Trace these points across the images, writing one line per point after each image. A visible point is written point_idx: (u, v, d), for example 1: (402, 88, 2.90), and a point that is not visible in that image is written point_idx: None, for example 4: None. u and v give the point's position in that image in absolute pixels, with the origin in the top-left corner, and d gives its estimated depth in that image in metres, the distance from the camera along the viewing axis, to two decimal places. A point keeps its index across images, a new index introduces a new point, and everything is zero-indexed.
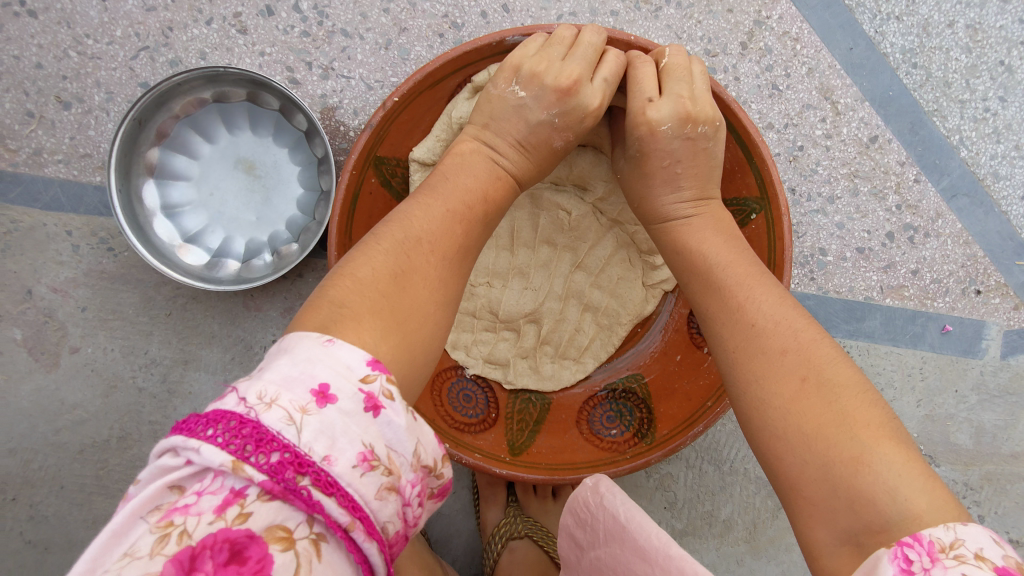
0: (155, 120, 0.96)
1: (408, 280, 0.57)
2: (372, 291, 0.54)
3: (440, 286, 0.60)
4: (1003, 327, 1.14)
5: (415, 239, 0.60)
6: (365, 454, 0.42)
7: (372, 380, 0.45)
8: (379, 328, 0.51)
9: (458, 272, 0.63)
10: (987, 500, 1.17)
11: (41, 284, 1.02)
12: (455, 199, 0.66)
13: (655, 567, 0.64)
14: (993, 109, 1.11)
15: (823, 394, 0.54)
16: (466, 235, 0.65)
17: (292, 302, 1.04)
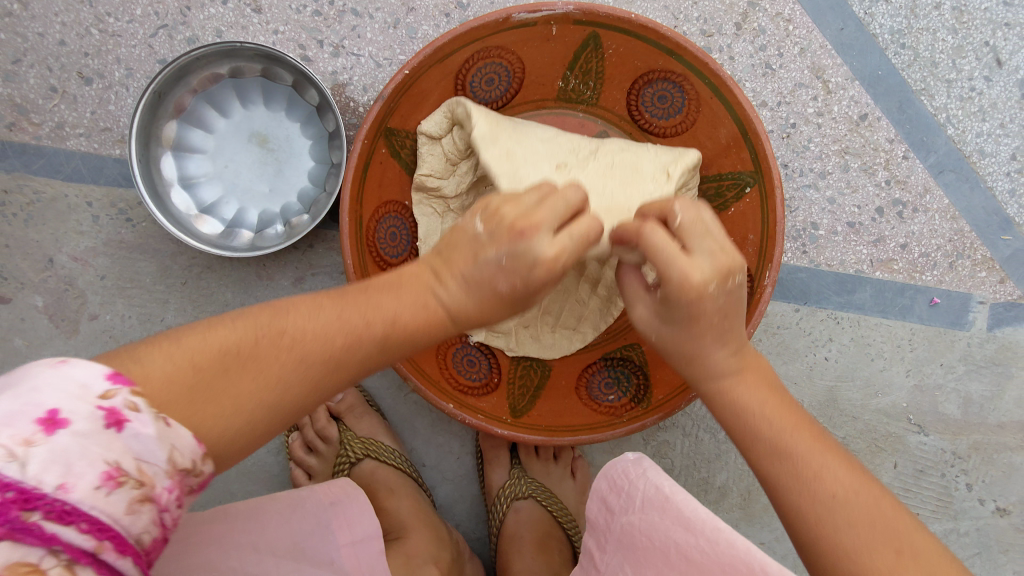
0: (173, 94, 1.00)
1: (253, 367, 0.56)
2: (199, 357, 0.54)
3: (283, 386, 0.57)
4: (990, 300, 1.18)
5: (287, 331, 0.57)
6: (108, 472, 0.45)
7: (112, 395, 0.48)
8: (180, 397, 0.52)
9: (319, 387, 0.59)
10: (976, 469, 1.20)
11: (63, 253, 1.07)
12: (358, 307, 0.60)
13: (700, 539, 0.68)
14: (978, 89, 1.15)
15: (902, 554, 0.57)
16: (354, 356, 0.59)
17: (303, 271, 1.08)
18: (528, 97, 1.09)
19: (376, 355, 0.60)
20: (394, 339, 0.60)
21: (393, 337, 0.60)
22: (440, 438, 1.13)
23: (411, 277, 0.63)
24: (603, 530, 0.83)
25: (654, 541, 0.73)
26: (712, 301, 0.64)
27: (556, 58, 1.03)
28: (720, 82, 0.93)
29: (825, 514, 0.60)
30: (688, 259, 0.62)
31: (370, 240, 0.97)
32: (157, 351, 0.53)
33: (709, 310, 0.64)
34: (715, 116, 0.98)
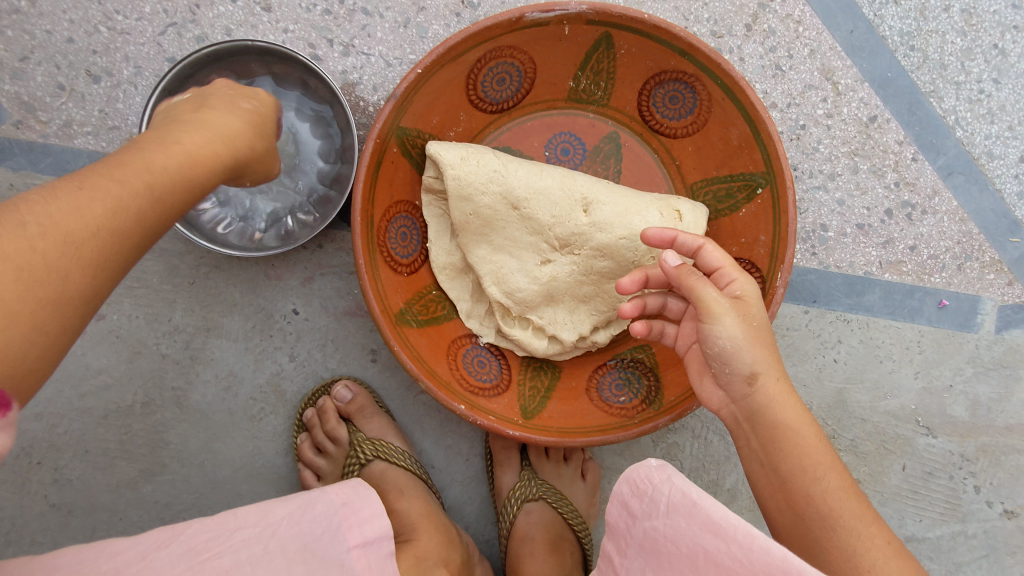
0: (183, 93, 0.99)
1: (40, 270, 0.52)
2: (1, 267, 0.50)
3: (60, 275, 0.53)
4: (998, 302, 1.18)
5: (58, 218, 0.54)
6: None
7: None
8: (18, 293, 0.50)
9: (108, 260, 0.57)
10: (984, 471, 1.20)
11: None
12: (105, 176, 0.58)
13: (735, 546, 0.67)
14: (987, 91, 1.15)
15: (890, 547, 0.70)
16: (132, 221, 0.59)
17: (312, 271, 1.08)
18: (539, 97, 1.08)
19: (155, 204, 0.61)
20: (160, 187, 0.61)
21: (172, 177, 0.62)
22: (449, 439, 1.12)
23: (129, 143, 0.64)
24: (624, 534, 0.84)
25: (681, 547, 0.73)
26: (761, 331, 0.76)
27: (568, 59, 1.03)
28: (732, 83, 0.93)
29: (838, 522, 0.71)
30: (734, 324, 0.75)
31: (381, 241, 0.97)
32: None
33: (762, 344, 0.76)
34: (726, 117, 0.98)
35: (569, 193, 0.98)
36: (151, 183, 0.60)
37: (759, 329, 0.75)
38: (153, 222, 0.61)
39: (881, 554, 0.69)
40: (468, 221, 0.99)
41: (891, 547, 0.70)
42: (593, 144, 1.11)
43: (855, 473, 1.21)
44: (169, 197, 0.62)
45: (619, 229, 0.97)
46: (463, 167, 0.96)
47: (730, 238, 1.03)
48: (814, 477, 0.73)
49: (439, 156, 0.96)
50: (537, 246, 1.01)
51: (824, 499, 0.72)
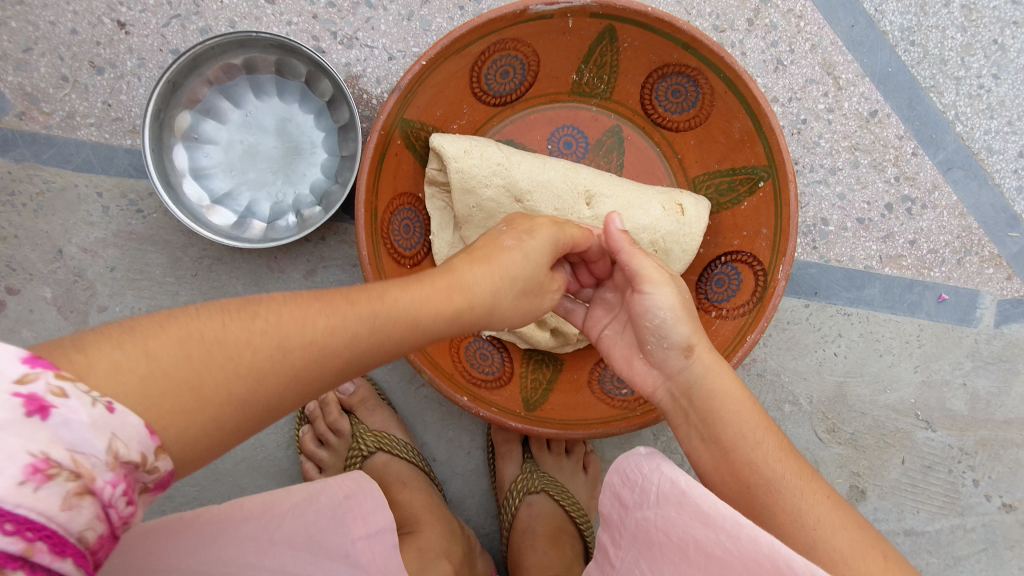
0: (187, 84, 0.99)
1: (238, 363, 0.51)
2: (153, 346, 0.48)
3: (258, 377, 0.52)
4: (997, 296, 1.19)
5: (285, 333, 0.54)
6: (35, 465, 0.40)
7: (32, 379, 0.41)
8: (132, 387, 0.46)
9: (304, 376, 0.55)
10: (983, 465, 1.21)
11: (72, 244, 1.06)
12: (343, 297, 0.59)
13: (721, 535, 0.66)
14: (987, 86, 1.16)
15: (836, 512, 0.66)
16: (340, 344, 0.56)
17: (315, 263, 1.08)
18: (542, 90, 1.08)
19: (372, 338, 0.58)
20: (385, 321, 0.59)
21: (431, 320, 0.62)
22: (451, 432, 1.12)
23: (437, 271, 0.66)
24: (617, 525, 0.84)
25: (674, 536, 0.73)
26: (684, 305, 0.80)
27: (571, 52, 1.03)
28: (735, 76, 0.93)
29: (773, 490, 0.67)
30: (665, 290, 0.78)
31: (385, 232, 0.97)
32: (106, 339, 0.47)
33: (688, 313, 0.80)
34: (728, 110, 0.98)
35: (572, 185, 0.98)
36: (374, 314, 0.59)
37: (686, 300, 0.79)
38: (357, 357, 0.58)
39: (820, 513, 0.66)
40: (472, 214, 0.99)
41: (832, 509, 0.66)
42: (595, 137, 1.12)
43: (855, 467, 1.21)
44: (397, 330, 0.60)
45: (622, 222, 0.97)
46: (466, 160, 0.97)
47: (732, 231, 1.04)
48: (752, 442, 0.70)
49: (443, 150, 0.96)
50: None
51: (764, 463, 0.69)
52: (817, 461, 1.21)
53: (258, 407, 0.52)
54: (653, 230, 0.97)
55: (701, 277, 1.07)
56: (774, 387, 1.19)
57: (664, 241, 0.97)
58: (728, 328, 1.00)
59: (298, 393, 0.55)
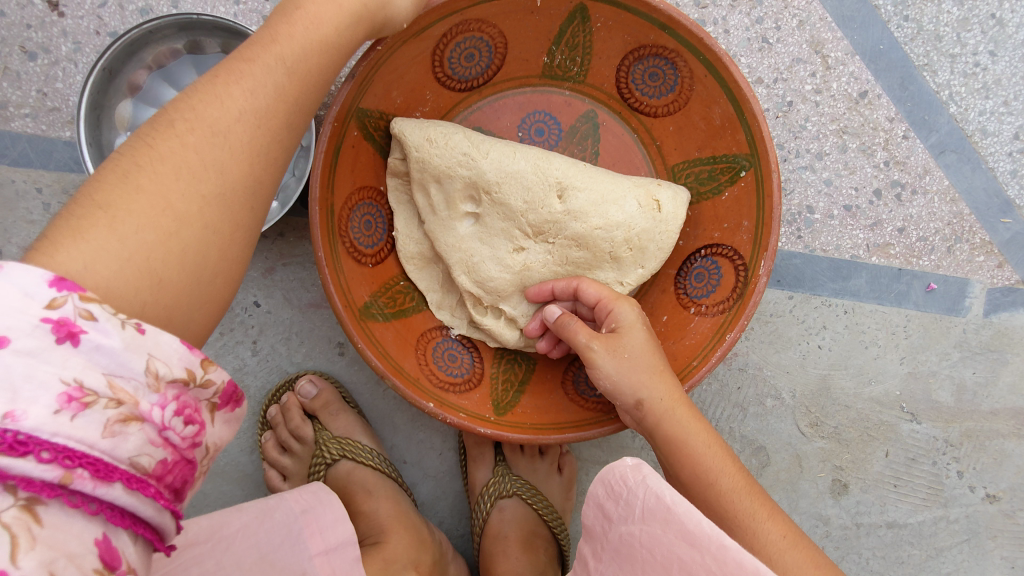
0: (126, 72, 0.92)
1: (195, 160, 0.52)
2: (112, 199, 0.48)
3: (219, 170, 0.53)
4: (987, 285, 1.14)
5: (216, 120, 0.54)
6: (69, 393, 0.40)
7: (61, 303, 0.41)
8: (112, 243, 0.46)
9: (260, 144, 0.56)
10: (967, 456, 1.18)
11: (12, 244, 0.99)
12: (240, 59, 0.57)
13: (705, 556, 0.64)
14: (983, 64, 1.10)
15: (785, 527, 0.74)
16: (267, 101, 0.57)
17: (273, 261, 1.02)
18: (511, 74, 1.01)
19: (294, 81, 0.59)
20: (291, 57, 0.59)
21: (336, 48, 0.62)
22: (421, 432, 1.08)
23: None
24: (599, 538, 0.80)
25: (657, 554, 0.69)
26: (647, 335, 0.85)
27: (541, 32, 0.96)
28: (715, 58, 0.87)
29: (734, 524, 0.74)
30: (620, 340, 0.83)
31: (342, 230, 0.90)
32: (64, 233, 0.45)
33: (647, 340, 0.84)
34: (708, 95, 0.92)
35: (543, 177, 0.92)
36: (286, 62, 0.58)
37: (634, 360, 0.82)
38: (288, 114, 0.59)
39: (775, 548, 0.72)
40: (435, 202, 0.95)
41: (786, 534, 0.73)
42: (569, 123, 1.05)
43: (838, 461, 1.18)
44: (314, 69, 0.60)
45: (594, 218, 0.92)
46: (429, 149, 0.92)
47: (712, 223, 0.98)
48: (709, 481, 0.77)
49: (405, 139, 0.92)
50: (509, 232, 0.95)
51: (722, 496, 0.76)
52: (799, 455, 1.18)
53: (232, 197, 0.54)
54: (628, 227, 0.92)
55: (680, 271, 1.01)
56: (756, 381, 1.16)
57: (639, 239, 0.92)
58: (706, 326, 0.95)
59: (265, 165, 0.57)
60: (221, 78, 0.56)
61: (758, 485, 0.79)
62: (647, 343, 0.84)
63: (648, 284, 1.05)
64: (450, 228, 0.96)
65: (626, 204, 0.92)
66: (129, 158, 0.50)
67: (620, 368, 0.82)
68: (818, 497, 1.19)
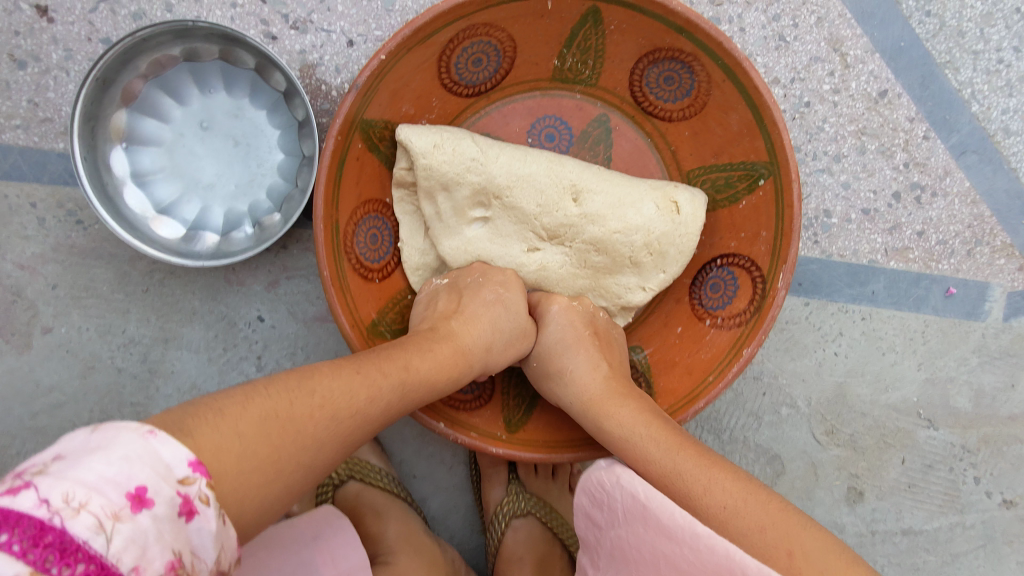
0: (120, 81, 0.89)
1: (308, 420, 0.52)
2: (241, 425, 0.47)
3: (319, 446, 0.53)
4: (1007, 288, 1.12)
5: (338, 405, 0.55)
6: (172, 563, 0.39)
7: (191, 482, 0.42)
8: (231, 467, 0.45)
9: (352, 440, 0.57)
10: (985, 462, 1.16)
11: (8, 260, 0.96)
12: (375, 366, 0.61)
13: (679, 547, 0.61)
14: (1007, 60, 1.06)
15: (752, 497, 0.62)
16: (378, 410, 0.59)
17: (277, 274, 1.00)
18: (521, 78, 0.98)
19: (397, 404, 0.62)
20: (409, 383, 0.64)
21: (437, 384, 0.68)
22: (430, 445, 1.07)
23: (441, 332, 0.74)
24: (593, 546, 0.79)
25: (645, 554, 0.67)
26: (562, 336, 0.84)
27: (551, 36, 0.92)
28: (734, 63, 0.84)
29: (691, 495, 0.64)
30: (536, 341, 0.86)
31: (348, 246, 0.88)
32: (207, 429, 0.45)
33: (554, 341, 0.84)
34: (726, 100, 0.89)
35: (557, 179, 0.88)
36: (404, 380, 0.63)
37: (541, 364, 0.85)
38: (386, 421, 0.61)
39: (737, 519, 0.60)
40: (443, 211, 0.91)
41: (756, 517, 0.59)
42: (580, 128, 1.02)
43: (854, 468, 1.16)
44: (428, 373, 0.67)
45: (613, 221, 0.88)
46: (437, 155, 0.87)
47: (729, 231, 0.95)
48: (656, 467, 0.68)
49: (410, 146, 0.86)
50: (523, 234, 0.92)
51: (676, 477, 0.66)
52: (814, 464, 1.16)
53: (315, 469, 0.53)
54: (647, 231, 0.88)
55: (696, 280, 0.99)
56: (771, 389, 1.13)
57: (659, 243, 0.89)
58: (723, 339, 0.93)
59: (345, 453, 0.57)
60: (353, 368, 0.59)
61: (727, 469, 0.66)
62: (578, 335, 0.83)
63: (663, 294, 1.02)
64: (459, 234, 0.92)
65: (644, 206, 0.89)
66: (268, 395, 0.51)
67: (538, 371, 0.86)
68: (833, 505, 1.17)
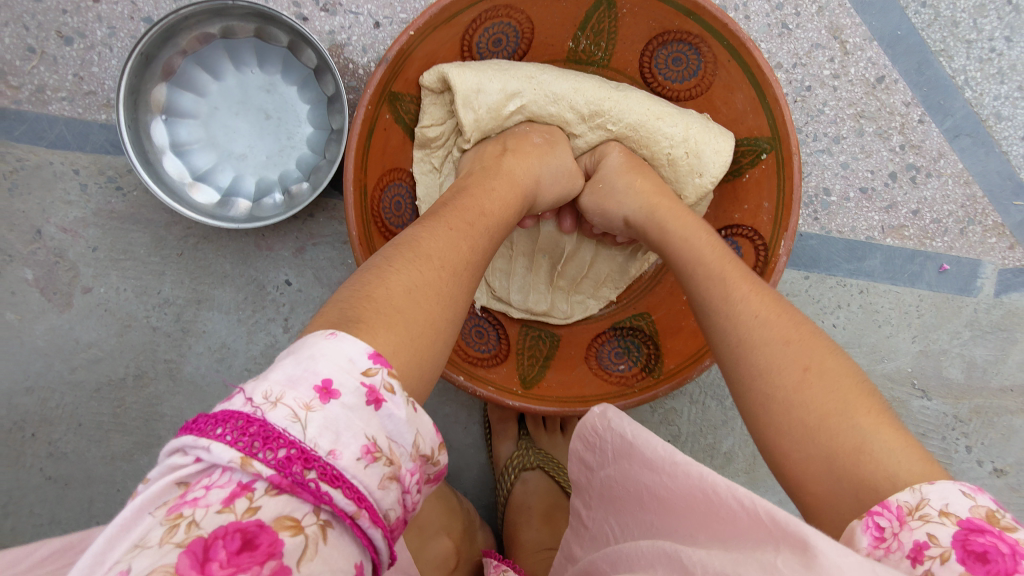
0: (161, 56, 0.94)
1: (435, 271, 0.57)
2: (394, 302, 0.52)
3: (456, 300, 0.59)
4: (998, 266, 1.17)
5: (450, 259, 0.60)
6: (368, 447, 0.41)
7: (374, 372, 0.44)
8: (404, 340, 0.49)
9: (474, 289, 0.63)
10: (976, 432, 1.21)
11: (51, 224, 1.02)
12: (459, 217, 0.67)
13: (663, 475, 0.56)
14: (999, 49, 1.12)
15: (827, 382, 0.56)
16: (481, 254, 0.66)
17: (305, 240, 1.05)
18: (537, 59, 1.03)
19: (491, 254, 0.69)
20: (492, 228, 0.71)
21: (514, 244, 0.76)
22: (447, 406, 1.12)
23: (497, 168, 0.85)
24: (586, 489, 0.76)
25: (627, 485, 0.64)
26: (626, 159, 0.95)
27: (567, 18, 0.98)
28: (739, 44, 0.89)
29: (770, 360, 0.60)
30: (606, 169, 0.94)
31: (375, 210, 0.93)
32: (365, 313, 0.49)
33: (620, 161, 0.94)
34: (731, 80, 0.94)
35: (589, 86, 0.96)
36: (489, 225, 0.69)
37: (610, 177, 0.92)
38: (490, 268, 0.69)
39: (811, 390, 0.56)
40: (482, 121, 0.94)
41: (782, 331, 0.61)
42: None
43: None
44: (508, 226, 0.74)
45: (651, 108, 0.95)
46: (474, 73, 0.91)
47: (733, 205, 1.01)
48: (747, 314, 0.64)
49: (445, 70, 0.90)
50: (563, 119, 0.97)
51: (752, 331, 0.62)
52: None
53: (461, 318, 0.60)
54: (685, 127, 0.94)
55: None
56: None
57: (696, 135, 0.94)
58: None
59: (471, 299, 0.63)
60: (449, 229, 0.64)
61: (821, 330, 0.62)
62: (624, 170, 0.92)
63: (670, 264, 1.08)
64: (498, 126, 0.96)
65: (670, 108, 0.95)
66: (393, 271, 0.55)
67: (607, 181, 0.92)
68: None
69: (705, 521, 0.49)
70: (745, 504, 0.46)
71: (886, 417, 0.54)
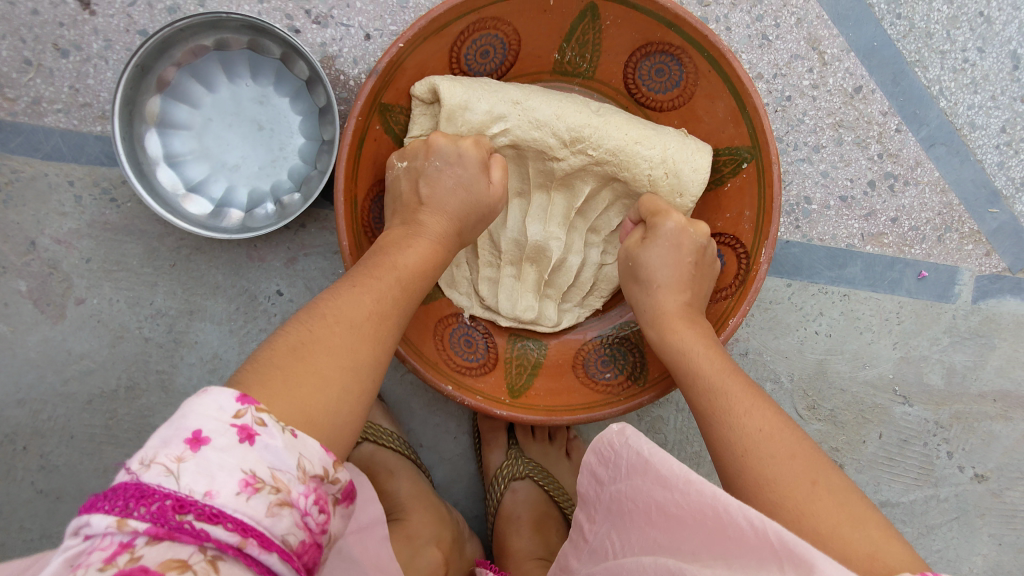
0: (157, 68, 0.96)
1: (329, 330, 0.64)
2: (276, 360, 0.59)
3: (352, 353, 0.64)
4: (975, 272, 1.20)
5: (352, 317, 0.66)
6: (246, 479, 0.48)
7: (244, 412, 0.51)
8: (280, 389, 0.56)
9: (382, 340, 0.68)
10: (957, 437, 1.23)
11: (45, 235, 1.04)
12: (370, 276, 0.73)
13: (675, 492, 0.60)
14: (971, 60, 1.16)
15: (833, 497, 0.62)
16: (388, 305, 0.71)
17: (296, 251, 1.07)
18: (524, 70, 1.06)
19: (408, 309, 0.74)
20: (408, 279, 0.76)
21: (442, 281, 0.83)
22: (437, 415, 1.13)
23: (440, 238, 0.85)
24: (592, 502, 0.77)
25: (638, 503, 0.66)
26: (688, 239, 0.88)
27: (553, 30, 1.01)
28: (718, 54, 0.92)
29: (767, 469, 0.66)
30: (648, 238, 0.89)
31: (365, 220, 0.95)
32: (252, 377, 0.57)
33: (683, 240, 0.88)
34: (712, 89, 0.97)
35: (574, 107, 0.96)
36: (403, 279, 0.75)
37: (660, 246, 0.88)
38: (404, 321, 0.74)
39: (811, 499, 0.62)
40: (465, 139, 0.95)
41: (786, 447, 0.67)
42: None
43: (833, 442, 1.23)
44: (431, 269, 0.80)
45: (632, 132, 0.95)
46: (461, 92, 0.93)
47: (715, 213, 1.04)
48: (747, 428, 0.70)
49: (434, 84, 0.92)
50: (546, 144, 0.95)
51: (756, 438, 0.68)
52: None
53: (364, 365, 0.64)
54: (663, 149, 0.95)
55: None
56: (756, 366, 1.20)
57: (674, 158, 0.95)
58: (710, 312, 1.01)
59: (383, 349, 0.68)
60: (357, 288, 0.70)
61: (815, 443, 0.68)
62: (683, 253, 0.88)
63: None
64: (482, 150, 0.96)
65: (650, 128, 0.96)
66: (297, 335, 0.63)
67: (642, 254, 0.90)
68: None
69: (715, 539, 0.55)
70: (754, 523, 0.52)
71: (890, 532, 0.59)
